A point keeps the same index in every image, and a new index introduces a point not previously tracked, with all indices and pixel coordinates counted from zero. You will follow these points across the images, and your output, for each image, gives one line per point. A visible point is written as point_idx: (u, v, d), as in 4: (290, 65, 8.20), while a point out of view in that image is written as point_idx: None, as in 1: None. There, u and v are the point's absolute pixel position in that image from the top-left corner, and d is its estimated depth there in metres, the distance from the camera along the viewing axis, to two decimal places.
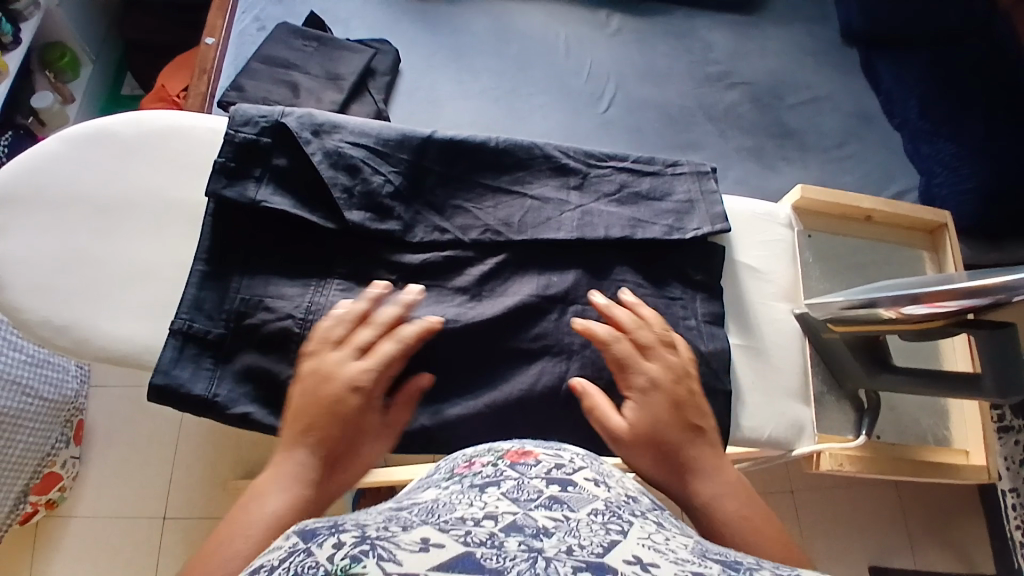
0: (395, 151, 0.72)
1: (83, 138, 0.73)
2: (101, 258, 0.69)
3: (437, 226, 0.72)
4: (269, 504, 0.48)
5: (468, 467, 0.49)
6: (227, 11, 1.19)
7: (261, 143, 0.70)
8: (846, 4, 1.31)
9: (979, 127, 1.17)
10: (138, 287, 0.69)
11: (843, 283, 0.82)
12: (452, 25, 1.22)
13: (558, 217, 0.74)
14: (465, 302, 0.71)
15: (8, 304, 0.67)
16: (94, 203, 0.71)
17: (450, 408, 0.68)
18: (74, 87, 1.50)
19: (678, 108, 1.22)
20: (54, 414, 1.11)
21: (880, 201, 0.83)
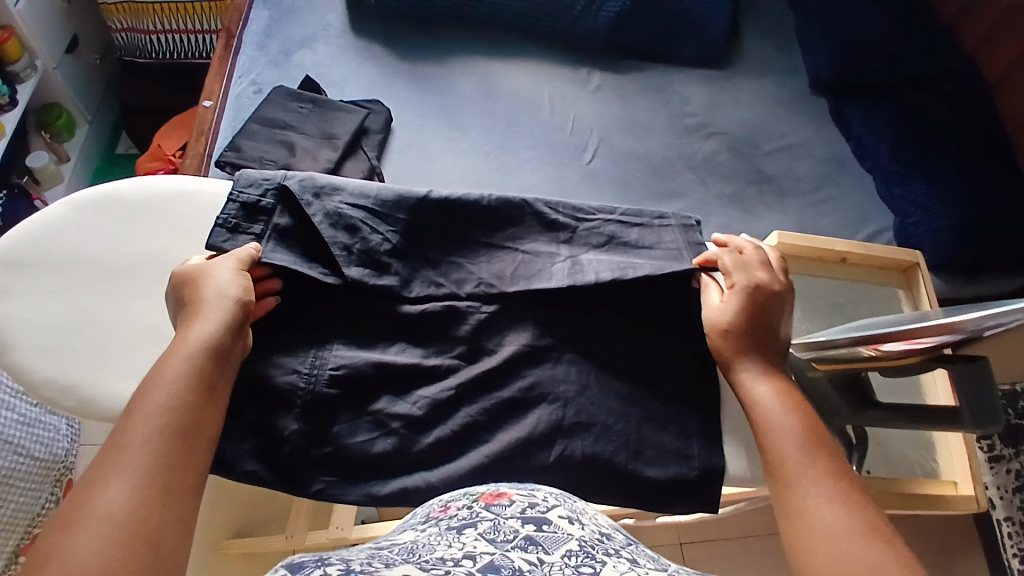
0: (393, 211, 0.75)
1: (91, 203, 0.75)
2: (104, 318, 0.70)
3: (433, 280, 0.75)
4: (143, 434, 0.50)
5: (444, 511, 0.51)
6: (225, 76, 1.24)
7: (263, 206, 0.72)
8: (813, 57, 1.39)
9: (946, 168, 1.23)
10: (140, 346, 0.70)
11: (826, 321, 0.85)
12: (441, 85, 1.28)
13: (549, 268, 0.76)
14: (462, 352, 0.73)
15: (10, 365, 0.67)
16: (98, 264, 0.72)
17: (453, 462, 0.69)
18: (69, 148, 1.54)
19: (660, 157, 1.28)
20: (44, 475, 1.11)
21: (854, 244, 0.87)
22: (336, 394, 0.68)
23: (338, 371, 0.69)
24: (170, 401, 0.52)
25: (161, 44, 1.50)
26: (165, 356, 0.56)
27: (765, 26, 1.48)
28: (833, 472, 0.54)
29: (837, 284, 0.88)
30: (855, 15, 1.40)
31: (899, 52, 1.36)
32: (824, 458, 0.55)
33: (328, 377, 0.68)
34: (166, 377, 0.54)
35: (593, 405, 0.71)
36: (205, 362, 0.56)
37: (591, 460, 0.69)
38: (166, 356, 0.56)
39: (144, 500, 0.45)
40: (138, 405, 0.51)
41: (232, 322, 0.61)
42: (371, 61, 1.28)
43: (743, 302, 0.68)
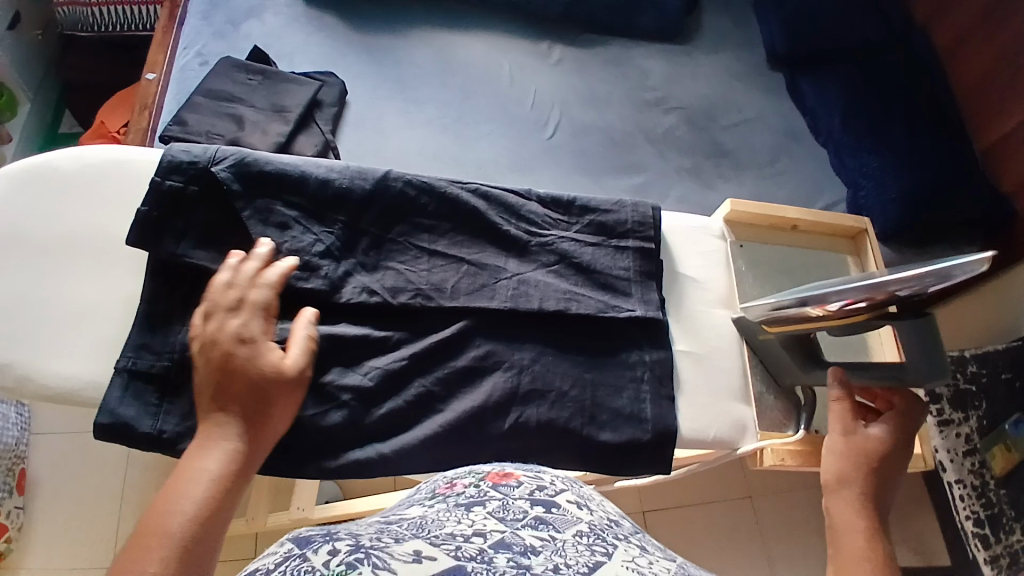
0: (331, 210, 0.72)
1: (19, 174, 0.71)
2: (40, 294, 0.67)
3: (366, 287, 0.71)
4: (154, 553, 0.47)
5: (450, 488, 0.51)
6: (169, 46, 1.19)
7: (187, 203, 0.68)
8: (770, 30, 1.40)
9: (898, 141, 1.26)
10: (79, 324, 0.67)
11: (776, 286, 0.86)
12: (397, 58, 1.25)
13: (492, 285, 0.73)
14: (404, 340, 0.71)
15: None
16: (30, 239, 0.69)
17: (410, 432, 0.68)
18: (13, 128, 1.46)
19: (620, 132, 1.28)
20: None
21: (804, 211, 0.88)
22: None
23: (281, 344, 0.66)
24: (186, 515, 0.51)
25: (104, 17, 1.45)
26: (170, 487, 0.53)
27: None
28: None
29: (786, 250, 0.90)
30: None
31: (855, 25, 1.37)
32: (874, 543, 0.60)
33: None
34: (174, 511, 0.51)
35: (548, 373, 0.71)
36: (218, 491, 0.54)
37: (546, 426, 0.70)
38: (169, 491, 0.53)
39: None
40: (144, 543, 0.48)
41: (249, 449, 0.58)
42: (323, 32, 1.24)
43: (889, 439, 0.67)
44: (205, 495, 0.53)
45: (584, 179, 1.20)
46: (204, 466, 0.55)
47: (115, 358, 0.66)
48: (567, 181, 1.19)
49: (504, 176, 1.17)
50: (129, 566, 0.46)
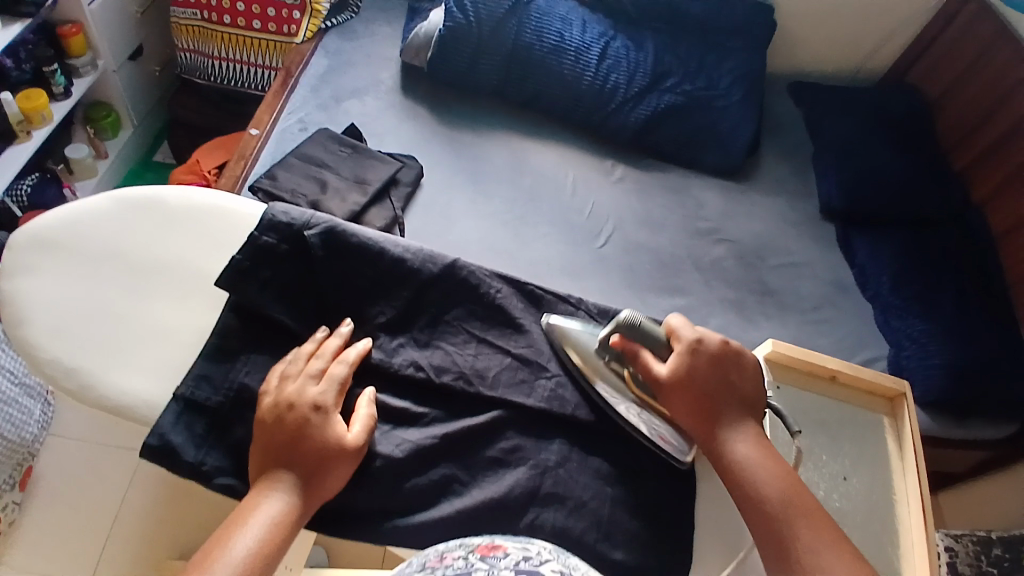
0: (399, 286, 0.77)
1: (133, 202, 0.79)
2: (117, 309, 0.72)
3: (414, 361, 0.74)
4: None
5: (436, 562, 0.45)
6: (276, 108, 1.31)
7: (274, 257, 0.74)
8: (826, 185, 1.46)
9: (946, 311, 1.26)
10: (146, 345, 0.71)
11: (809, 436, 0.85)
12: (474, 153, 1.35)
13: (532, 383, 0.75)
14: (437, 419, 0.73)
15: (22, 339, 0.69)
16: (124, 260, 0.75)
17: (426, 512, 0.68)
18: (110, 147, 1.61)
19: (670, 254, 1.32)
20: (9, 456, 1.13)
21: (844, 363, 0.88)
22: None
23: None
24: (241, 553, 0.56)
25: (220, 70, 1.58)
26: (235, 519, 0.58)
27: (784, 150, 1.57)
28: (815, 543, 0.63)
29: (826, 400, 0.88)
30: (872, 152, 1.48)
31: (910, 194, 1.42)
32: (806, 522, 0.64)
33: None
34: (231, 550, 0.56)
35: (572, 479, 0.71)
36: (273, 538, 0.58)
37: (561, 533, 0.69)
38: (230, 529, 0.57)
39: None
40: (204, 574, 0.54)
41: (306, 496, 0.61)
42: (412, 120, 1.36)
43: (691, 363, 0.73)
44: (262, 536, 0.57)
45: (629, 292, 1.24)
46: (265, 507, 0.59)
47: (169, 382, 0.69)
48: (613, 292, 1.23)
49: (554, 276, 1.21)
50: None
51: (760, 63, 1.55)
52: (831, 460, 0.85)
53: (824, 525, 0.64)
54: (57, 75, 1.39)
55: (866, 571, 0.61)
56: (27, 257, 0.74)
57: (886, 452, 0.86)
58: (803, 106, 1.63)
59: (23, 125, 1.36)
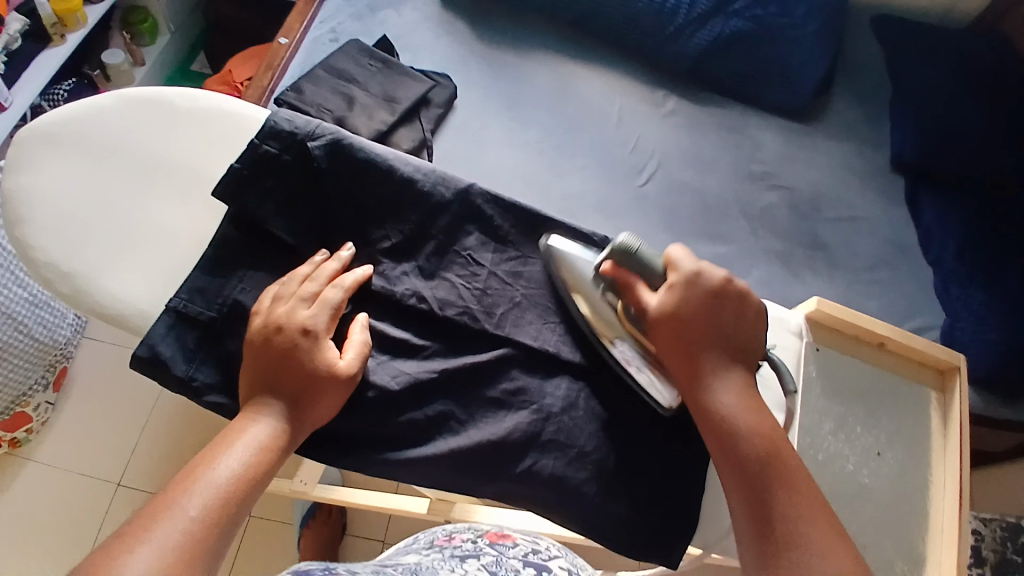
0: (407, 211, 0.73)
1: (140, 100, 0.76)
2: (119, 213, 0.70)
3: (417, 292, 0.71)
4: (190, 500, 0.53)
5: (447, 542, 0.63)
6: (306, 15, 1.24)
7: (273, 170, 0.70)
8: (901, 132, 1.32)
9: (1014, 283, 1.16)
10: (152, 249, 0.70)
11: (844, 406, 0.79)
12: (516, 76, 1.27)
13: (538, 325, 0.72)
14: (436, 354, 0.70)
15: (22, 235, 0.69)
16: (127, 162, 0.73)
17: (422, 446, 0.67)
18: (147, 53, 1.58)
19: (715, 199, 1.23)
20: (42, 356, 1.20)
21: (894, 329, 0.81)
22: None
23: None
24: (225, 472, 0.56)
25: None
26: (221, 438, 0.58)
27: (858, 90, 1.42)
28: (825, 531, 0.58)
29: (866, 367, 0.82)
30: (959, 99, 1.33)
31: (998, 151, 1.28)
32: (783, 490, 0.60)
33: None
34: (216, 468, 0.56)
35: (574, 428, 0.68)
36: (261, 459, 0.58)
37: (557, 481, 0.67)
38: (218, 449, 0.58)
39: (168, 567, 0.49)
40: (187, 489, 0.54)
41: (294, 421, 0.60)
42: (452, 35, 1.28)
43: (695, 299, 0.67)
44: (248, 457, 0.57)
45: (666, 236, 1.17)
46: (252, 429, 0.59)
47: (168, 293, 0.68)
48: (649, 234, 1.16)
49: (587, 213, 1.15)
50: (169, 502, 0.53)
51: None
52: (865, 432, 0.79)
53: (800, 492, 0.60)
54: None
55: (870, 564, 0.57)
56: (26, 146, 0.72)
57: (926, 430, 0.80)
58: (888, 42, 1.46)
59: (57, 28, 1.33)
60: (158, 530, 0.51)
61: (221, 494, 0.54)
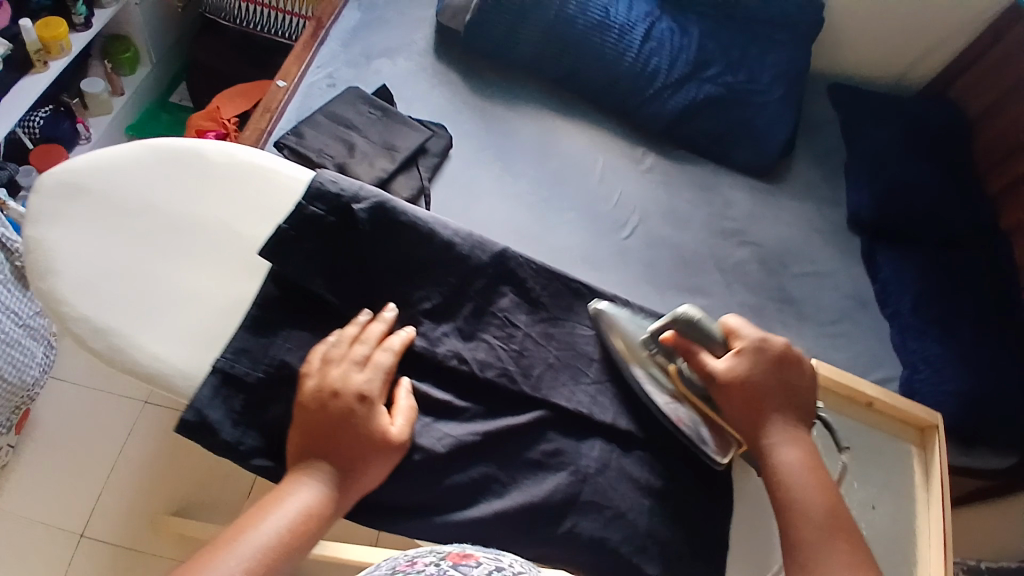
0: (442, 273, 0.81)
1: (173, 156, 0.84)
2: (155, 265, 0.77)
3: (458, 352, 0.78)
4: (234, 558, 0.59)
5: (409, 567, 0.54)
6: (303, 59, 1.25)
7: (321, 236, 0.78)
8: (858, 195, 1.43)
9: (961, 337, 1.26)
10: (186, 310, 0.76)
11: (838, 463, 0.84)
12: (505, 128, 1.31)
13: (571, 387, 0.80)
14: (477, 415, 0.77)
15: (55, 284, 0.75)
16: (159, 214, 0.80)
17: (468, 507, 0.74)
18: (127, 83, 1.57)
19: (692, 253, 1.30)
20: (8, 400, 1.10)
21: (882, 391, 0.87)
22: None
23: None
24: (267, 535, 0.61)
25: (246, 13, 1.52)
26: (268, 500, 0.64)
27: (816, 155, 1.54)
28: None
29: (859, 425, 0.88)
30: (906, 167, 1.45)
31: (942, 215, 1.40)
32: (842, 541, 0.67)
33: None
34: (260, 530, 0.62)
35: (607, 489, 0.76)
36: (302, 525, 0.63)
37: (594, 541, 0.74)
38: (264, 510, 0.63)
39: None
40: (232, 547, 0.60)
41: (337, 489, 0.66)
42: (444, 86, 1.32)
43: (759, 362, 0.75)
44: (291, 522, 0.63)
45: (649, 288, 1.22)
46: (297, 494, 0.64)
47: (201, 345, 0.75)
48: (634, 286, 1.21)
49: (575, 264, 1.19)
50: (215, 556, 0.59)
51: (804, 62, 1.50)
52: (861, 486, 0.84)
53: (853, 544, 0.67)
54: (79, 4, 1.35)
55: None
56: (62, 196, 0.79)
57: (911, 484, 0.86)
58: (841, 112, 1.60)
59: (40, 54, 1.32)
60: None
61: (261, 556, 0.60)
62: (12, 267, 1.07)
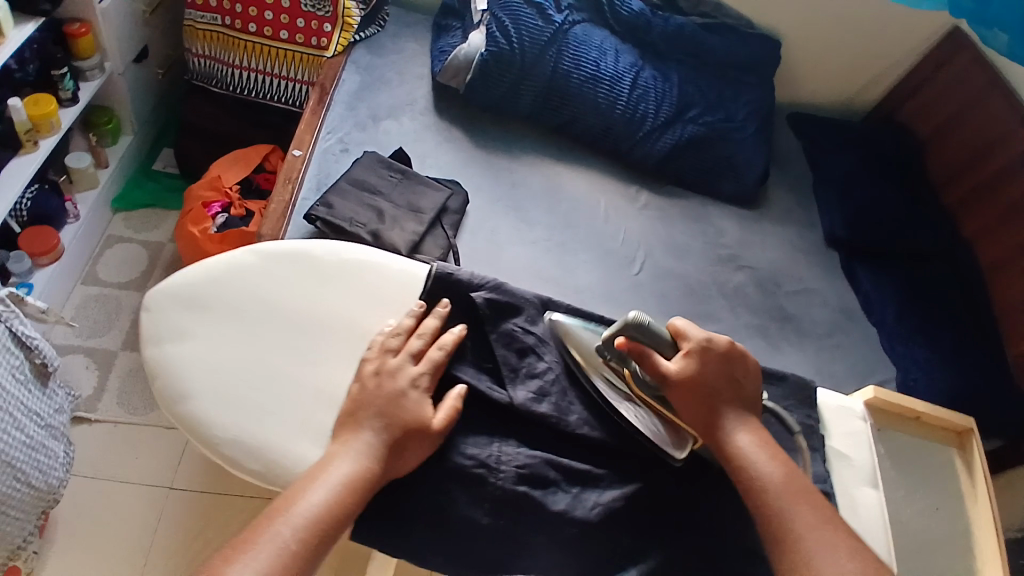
0: (558, 346, 0.91)
1: (278, 256, 0.90)
2: (285, 366, 0.83)
3: (587, 420, 0.87)
4: (298, 510, 0.65)
5: None
6: (314, 126, 1.27)
7: (445, 325, 0.89)
8: (831, 215, 1.57)
9: (942, 336, 1.39)
10: (313, 404, 0.81)
11: (898, 473, 0.93)
12: (513, 177, 1.37)
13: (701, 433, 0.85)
14: (615, 477, 0.85)
15: (188, 392, 0.80)
16: (281, 315, 0.86)
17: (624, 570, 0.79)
18: (111, 154, 1.52)
19: (697, 281, 1.38)
20: (33, 505, 1.04)
21: (928, 405, 0.96)
22: (523, 491, 0.82)
23: (519, 470, 0.83)
24: (320, 496, 0.66)
25: (241, 80, 1.51)
26: (317, 466, 0.69)
27: (788, 181, 1.67)
28: (841, 550, 0.68)
29: (911, 437, 0.96)
30: (868, 187, 1.60)
31: (908, 227, 1.54)
32: (807, 504, 0.72)
33: (514, 474, 0.82)
34: (311, 493, 0.66)
35: (752, 542, 0.81)
36: (346, 489, 0.68)
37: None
38: (313, 475, 0.68)
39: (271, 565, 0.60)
40: (292, 500, 0.65)
41: (377, 457, 0.71)
42: (449, 142, 1.36)
43: (707, 361, 0.81)
44: (342, 481, 0.68)
45: (666, 319, 1.29)
46: (348, 459, 0.70)
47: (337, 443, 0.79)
48: (652, 318, 1.28)
49: (597, 303, 1.24)
50: (278, 506, 0.65)
51: (770, 97, 1.63)
52: (911, 492, 0.93)
53: (820, 507, 0.72)
54: (68, 80, 1.31)
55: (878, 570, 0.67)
56: (177, 304, 0.85)
57: (959, 484, 0.95)
58: (804, 140, 1.74)
59: (31, 133, 1.26)
60: (267, 536, 0.62)
61: (316, 512, 0.65)
62: (31, 364, 1.03)
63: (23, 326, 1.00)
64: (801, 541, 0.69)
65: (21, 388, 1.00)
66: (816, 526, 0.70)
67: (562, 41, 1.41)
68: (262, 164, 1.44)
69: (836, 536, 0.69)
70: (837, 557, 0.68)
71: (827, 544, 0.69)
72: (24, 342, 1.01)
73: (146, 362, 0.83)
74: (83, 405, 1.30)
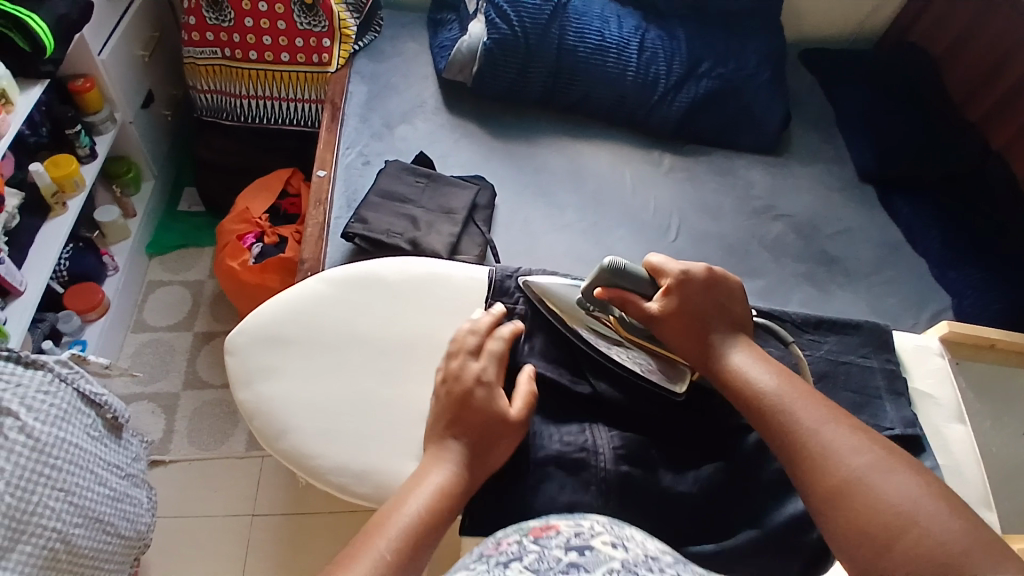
0: None
1: (348, 281, 0.94)
2: (377, 387, 0.85)
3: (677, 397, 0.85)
4: (400, 518, 0.64)
5: None
6: (333, 145, 1.27)
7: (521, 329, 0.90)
8: (859, 149, 1.53)
9: (989, 258, 1.36)
10: (410, 421, 0.82)
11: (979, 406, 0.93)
12: (535, 162, 1.36)
13: None
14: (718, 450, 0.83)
15: (287, 424, 0.83)
16: (364, 338, 0.89)
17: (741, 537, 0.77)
18: (137, 203, 1.55)
19: (735, 239, 1.36)
20: (127, 553, 1.09)
21: (1003, 332, 0.96)
22: (628, 471, 0.79)
23: (617, 451, 0.81)
24: (418, 504, 0.66)
25: (251, 109, 1.51)
26: (411, 482, 0.69)
27: (810, 120, 1.62)
28: (858, 444, 0.63)
29: (988, 366, 0.96)
30: (894, 114, 1.56)
31: (941, 150, 1.49)
32: (806, 401, 0.68)
33: (614, 456, 0.80)
34: (409, 504, 0.66)
35: None
36: (442, 498, 0.68)
37: None
38: (409, 489, 0.68)
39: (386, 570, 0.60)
40: (392, 510, 0.66)
41: (466, 462, 0.71)
42: (467, 138, 1.36)
43: (690, 290, 0.79)
44: (438, 489, 0.68)
45: None
46: (440, 470, 0.70)
47: None
48: None
49: None
50: (379, 519, 0.65)
51: (780, 38, 1.59)
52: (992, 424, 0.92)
53: (822, 404, 0.68)
54: (83, 136, 1.33)
55: (906, 462, 0.62)
56: (261, 340, 0.88)
57: None
58: (820, 77, 1.69)
59: (58, 196, 1.29)
60: (376, 545, 0.62)
61: (420, 522, 0.65)
62: (103, 420, 1.07)
63: (90, 384, 1.03)
64: (808, 443, 0.65)
65: (97, 443, 1.04)
66: (820, 426, 0.65)
67: (563, 17, 1.40)
68: (285, 189, 1.46)
69: (846, 432, 0.65)
70: (851, 450, 0.63)
71: (834, 439, 0.64)
72: (93, 399, 1.04)
73: (242, 405, 0.85)
74: (157, 449, 1.35)
